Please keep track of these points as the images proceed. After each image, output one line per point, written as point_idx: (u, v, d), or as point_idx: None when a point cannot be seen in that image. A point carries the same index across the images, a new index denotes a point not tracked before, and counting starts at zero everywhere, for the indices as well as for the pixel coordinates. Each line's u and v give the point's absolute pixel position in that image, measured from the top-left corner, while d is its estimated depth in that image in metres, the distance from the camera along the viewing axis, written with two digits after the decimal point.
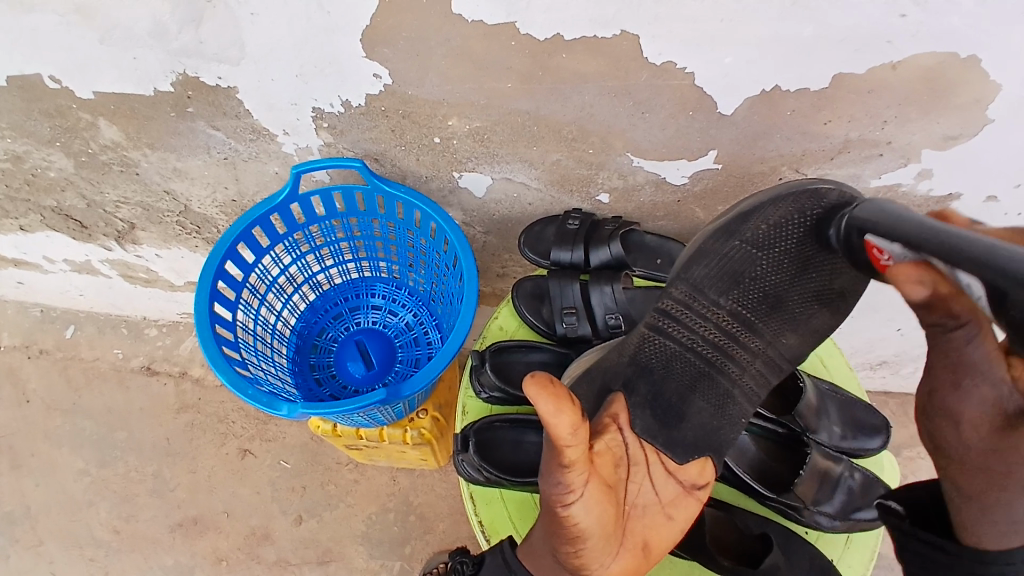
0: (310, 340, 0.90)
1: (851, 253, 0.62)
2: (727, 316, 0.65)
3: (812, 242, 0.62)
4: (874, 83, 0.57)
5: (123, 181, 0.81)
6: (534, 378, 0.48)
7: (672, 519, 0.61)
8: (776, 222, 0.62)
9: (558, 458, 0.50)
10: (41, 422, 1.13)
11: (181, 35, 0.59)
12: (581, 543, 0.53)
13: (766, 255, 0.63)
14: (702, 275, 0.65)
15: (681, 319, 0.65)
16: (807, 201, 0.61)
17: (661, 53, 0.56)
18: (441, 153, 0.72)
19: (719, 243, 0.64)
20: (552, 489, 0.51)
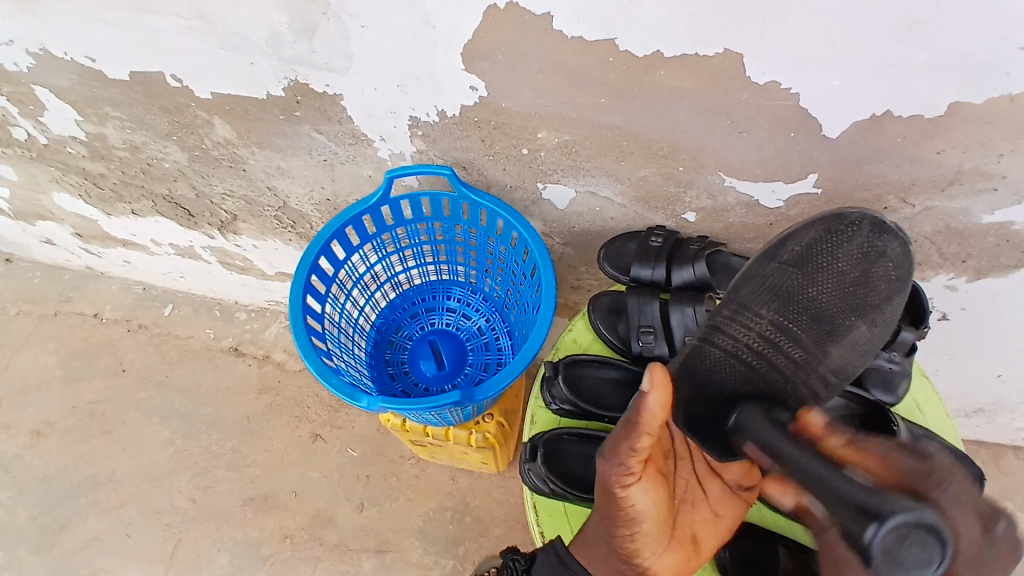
0: (387, 336, 0.93)
1: (886, 262, 0.64)
2: (769, 328, 0.63)
3: (844, 252, 0.64)
4: (992, 114, 0.53)
5: (230, 176, 0.87)
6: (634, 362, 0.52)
7: (718, 517, 0.67)
8: (812, 241, 0.65)
9: (629, 440, 0.55)
10: (137, 392, 1.22)
11: (295, 44, 0.62)
12: (637, 526, 0.58)
13: (803, 269, 0.65)
14: (744, 294, 0.65)
15: (724, 333, 0.63)
16: (839, 223, 0.64)
17: (764, 73, 0.54)
18: (528, 163, 0.72)
19: (760, 265, 0.66)
20: (613, 469, 0.56)
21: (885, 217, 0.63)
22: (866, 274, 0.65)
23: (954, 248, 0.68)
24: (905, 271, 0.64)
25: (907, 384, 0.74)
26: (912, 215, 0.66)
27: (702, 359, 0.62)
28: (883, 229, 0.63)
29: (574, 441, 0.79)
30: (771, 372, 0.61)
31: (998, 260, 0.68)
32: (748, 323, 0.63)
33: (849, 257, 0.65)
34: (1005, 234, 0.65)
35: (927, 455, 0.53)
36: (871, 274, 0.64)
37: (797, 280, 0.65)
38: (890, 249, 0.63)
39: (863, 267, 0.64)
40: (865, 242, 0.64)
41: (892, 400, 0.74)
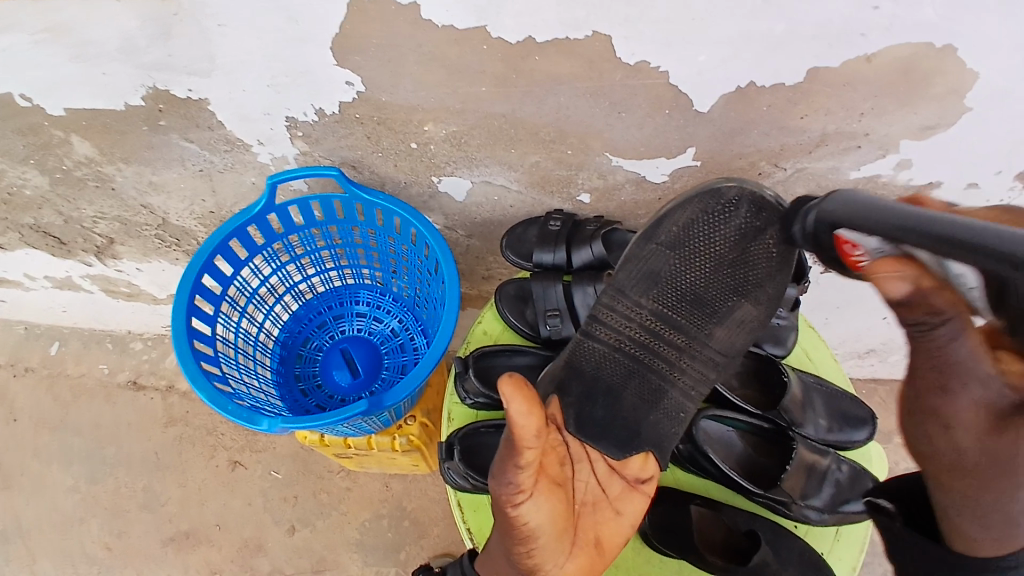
0: (294, 350, 0.89)
1: (764, 239, 0.62)
2: (649, 316, 0.66)
3: (722, 230, 0.63)
4: (849, 76, 0.57)
5: (99, 197, 0.81)
6: (509, 378, 0.52)
7: (620, 514, 0.65)
8: (687, 222, 0.63)
9: (513, 459, 0.54)
10: (29, 441, 1.12)
11: (150, 50, 0.58)
12: (533, 542, 0.57)
13: (678, 256, 0.65)
14: (620, 284, 0.67)
15: (603, 323, 0.66)
16: (713, 199, 0.62)
17: (633, 53, 0.56)
18: (418, 158, 0.71)
19: (639, 248, 0.65)
20: (502, 489, 0.55)
21: (763, 190, 0.60)
22: (744, 252, 0.64)
23: None
24: (783, 249, 0.63)
25: (795, 336, 0.79)
26: (786, 178, 0.70)
27: (585, 354, 0.66)
28: (763, 204, 0.61)
29: (493, 432, 0.78)
30: (653, 359, 0.66)
31: None
32: (625, 312, 0.66)
33: (727, 235, 0.63)
34: (871, 188, 0.70)
35: (955, 346, 0.47)
36: (749, 252, 0.63)
37: (674, 265, 0.65)
38: (767, 228, 0.62)
39: (742, 245, 0.63)
40: (744, 216, 0.62)
41: (783, 352, 0.78)
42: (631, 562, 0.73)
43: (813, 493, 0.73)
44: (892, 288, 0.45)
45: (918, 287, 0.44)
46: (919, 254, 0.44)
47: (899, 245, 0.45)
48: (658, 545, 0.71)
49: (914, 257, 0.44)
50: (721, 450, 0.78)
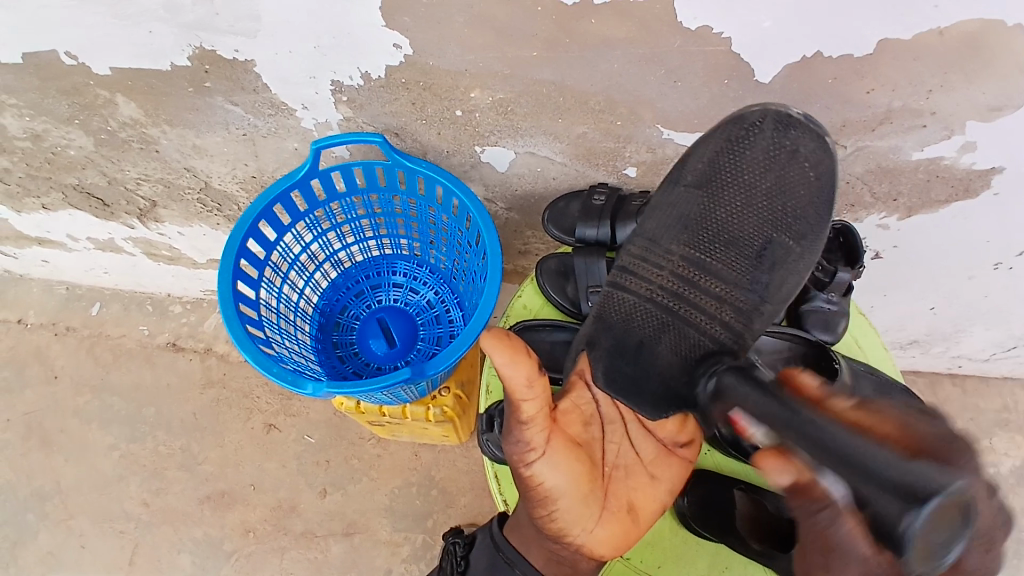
0: (332, 318, 0.89)
1: (801, 160, 0.57)
2: (680, 262, 0.62)
3: (751, 156, 0.58)
4: (922, 49, 0.53)
5: (142, 159, 0.81)
6: (489, 332, 0.53)
7: (654, 478, 0.68)
8: (712, 155, 0.60)
9: (517, 416, 0.57)
10: (72, 399, 1.15)
11: (195, 8, 0.57)
12: (553, 504, 0.60)
13: (706, 191, 0.61)
14: (647, 230, 0.63)
15: (631, 274, 0.62)
16: (740, 125, 0.58)
17: (696, 17, 0.53)
18: (463, 126, 0.70)
19: (665, 193, 0.62)
20: (513, 446, 0.58)
21: (789, 110, 0.57)
22: (779, 178, 0.58)
23: (884, 187, 0.70)
24: (825, 169, 0.57)
25: (846, 323, 0.76)
26: (845, 156, 0.67)
27: (614, 308, 0.63)
28: (789, 123, 0.57)
29: None
30: (689, 311, 0.60)
31: (928, 195, 0.70)
32: (654, 260, 0.62)
33: (757, 160, 0.58)
34: (934, 170, 0.66)
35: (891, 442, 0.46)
36: (786, 178, 0.58)
37: (704, 204, 0.61)
38: (802, 145, 0.57)
39: (775, 171, 0.58)
40: (771, 139, 0.57)
41: (833, 339, 0.76)
42: (667, 541, 0.72)
43: None
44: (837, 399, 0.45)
45: (797, 481, 0.46)
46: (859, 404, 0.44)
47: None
48: (697, 527, 0.71)
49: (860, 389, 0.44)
50: None
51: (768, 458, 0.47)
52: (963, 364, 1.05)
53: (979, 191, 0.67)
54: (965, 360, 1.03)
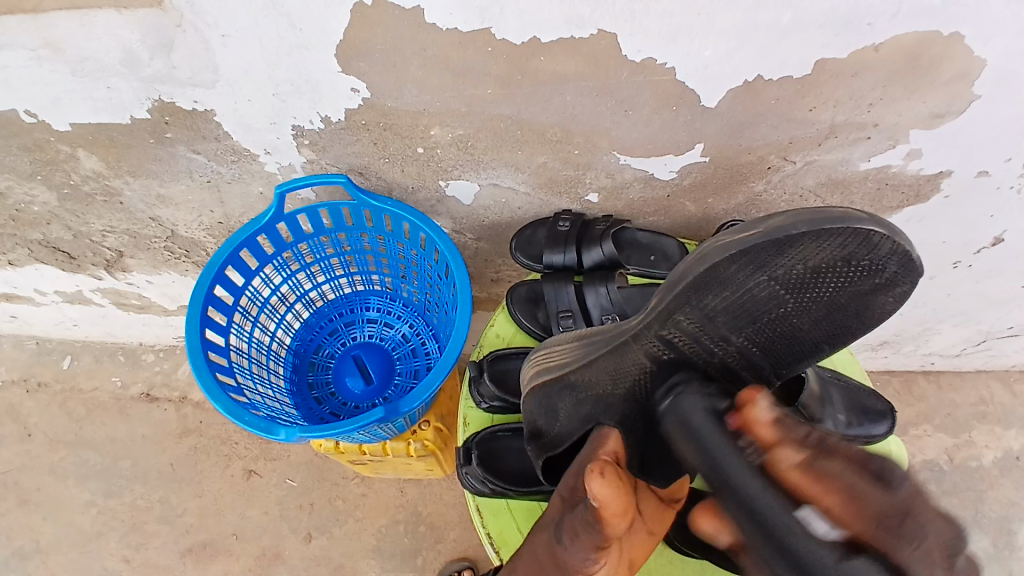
0: (307, 358, 0.89)
1: (888, 293, 0.51)
2: (733, 352, 0.55)
3: (847, 283, 0.50)
4: (857, 65, 0.56)
5: (108, 211, 0.81)
6: (605, 480, 0.51)
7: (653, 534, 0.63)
8: (815, 260, 0.47)
9: (597, 541, 0.53)
10: (46, 457, 1.12)
11: (153, 62, 0.58)
12: None
13: (769, 286, 0.49)
14: (682, 306, 0.50)
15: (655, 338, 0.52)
16: (856, 245, 0.46)
17: (639, 50, 0.55)
18: (426, 162, 0.71)
19: (743, 276, 0.48)
20: (580, 564, 0.55)
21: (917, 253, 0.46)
22: (858, 300, 0.51)
23: (836, 198, 0.73)
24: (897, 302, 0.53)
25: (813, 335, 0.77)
26: (796, 171, 0.69)
27: (619, 359, 0.54)
28: (909, 266, 0.48)
29: (509, 436, 0.79)
30: None
31: (880, 203, 0.73)
32: (687, 336, 0.52)
33: (851, 289, 0.50)
34: (882, 178, 0.69)
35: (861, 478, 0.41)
36: (868, 304, 0.52)
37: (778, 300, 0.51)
38: (898, 286, 0.50)
39: (860, 299, 0.51)
40: (885, 276, 0.49)
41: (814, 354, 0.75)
42: (653, 562, 0.72)
43: None
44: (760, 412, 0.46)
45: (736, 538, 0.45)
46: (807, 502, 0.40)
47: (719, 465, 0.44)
48: (680, 546, 0.71)
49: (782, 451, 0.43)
50: None
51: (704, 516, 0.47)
52: (934, 362, 1.07)
53: (929, 195, 0.70)
54: (935, 358, 1.06)
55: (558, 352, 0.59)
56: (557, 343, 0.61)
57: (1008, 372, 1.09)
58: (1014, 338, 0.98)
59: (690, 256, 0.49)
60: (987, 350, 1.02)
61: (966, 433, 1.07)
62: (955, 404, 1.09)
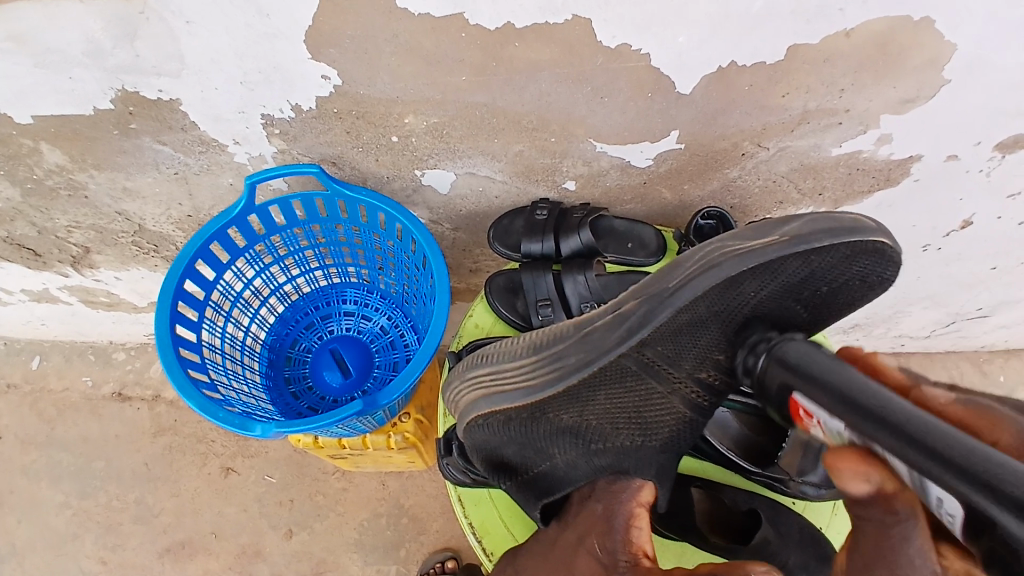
0: (282, 353, 0.88)
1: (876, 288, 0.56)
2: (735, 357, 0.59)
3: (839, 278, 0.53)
4: (829, 51, 0.56)
5: (72, 206, 0.78)
6: None
7: None
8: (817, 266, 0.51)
9: None
10: (16, 459, 1.09)
11: (116, 51, 0.56)
12: None
13: (773, 290, 0.52)
14: (689, 319, 0.51)
15: (654, 353, 0.53)
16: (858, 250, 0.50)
17: (614, 36, 0.55)
18: (401, 152, 0.70)
19: (756, 287, 0.51)
20: None
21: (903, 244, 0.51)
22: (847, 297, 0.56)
23: (809, 183, 0.74)
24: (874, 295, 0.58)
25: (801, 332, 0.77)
26: (769, 157, 0.70)
27: (619, 377, 0.54)
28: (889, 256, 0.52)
29: None
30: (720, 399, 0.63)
31: (851, 188, 0.74)
32: (685, 345, 0.55)
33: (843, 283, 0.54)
34: (853, 164, 0.70)
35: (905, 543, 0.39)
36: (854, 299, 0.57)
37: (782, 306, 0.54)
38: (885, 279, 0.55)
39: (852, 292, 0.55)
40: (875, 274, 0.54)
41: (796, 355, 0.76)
42: None
43: None
44: (855, 486, 0.40)
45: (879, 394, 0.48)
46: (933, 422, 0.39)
47: (867, 438, 0.39)
48: (660, 528, 0.72)
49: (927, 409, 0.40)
50: (718, 432, 0.77)
51: None
52: (904, 344, 1.10)
53: (899, 180, 0.72)
54: (906, 339, 1.08)
55: (520, 373, 0.53)
56: (506, 364, 0.54)
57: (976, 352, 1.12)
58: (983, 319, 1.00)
59: (691, 263, 0.49)
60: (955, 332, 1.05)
61: None
62: None
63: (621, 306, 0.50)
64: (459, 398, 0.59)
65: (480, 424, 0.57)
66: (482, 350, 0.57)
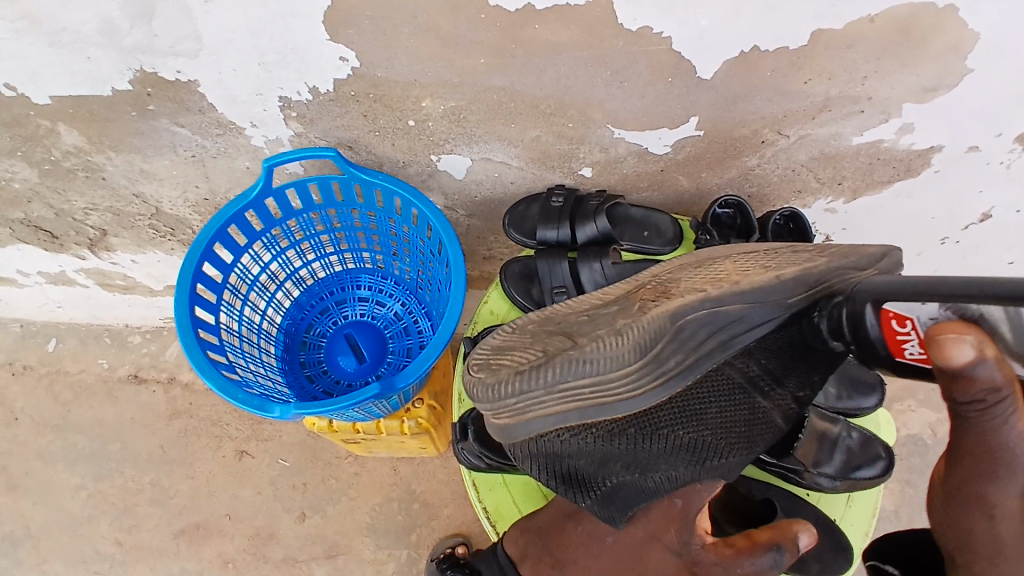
0: (298, 337, 0.88)
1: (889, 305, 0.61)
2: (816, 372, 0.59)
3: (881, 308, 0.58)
4: (853, 37, 0.55)
5: (90, 188, 0.79)
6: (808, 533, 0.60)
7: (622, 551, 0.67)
8: None
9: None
10: (35, 440, 1.11)
11: (134, 31, 0.56)
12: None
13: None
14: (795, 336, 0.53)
15: (759, 367, 0.53)
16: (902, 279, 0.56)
17: (634, 18, 0.54)
18: (417, 136, 0.70)
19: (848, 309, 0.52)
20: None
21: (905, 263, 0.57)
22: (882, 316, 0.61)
23: (829, 173, 0.73)
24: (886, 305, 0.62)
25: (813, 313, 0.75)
26: (789, 145, 0.68)
27: (724, 392, 0.53)
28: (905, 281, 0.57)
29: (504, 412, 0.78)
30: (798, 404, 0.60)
31: (872, 177, 0.72)
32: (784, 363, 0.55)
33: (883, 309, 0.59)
34: (876, 152, 0.69)
35: (1008, 428, 0.38)
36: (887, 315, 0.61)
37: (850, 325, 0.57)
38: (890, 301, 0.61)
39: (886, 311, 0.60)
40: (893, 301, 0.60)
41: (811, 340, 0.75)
42: None
43: (826, 461, 0.72)
44: (957, 352, 0.37)
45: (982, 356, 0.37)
46: (989, 311, 0.39)
47: (963, 307, 0.40)
48: None
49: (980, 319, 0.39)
50: None
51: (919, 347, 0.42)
52: None
53: (919, 170, 0.70)
54: None
55: (627, 381, 0.50)
56: (609, 373, 0.50)
57: None
58: None
59: (816, 285, 0.50)
60: None
61: None
62: None
63: (723, 304, 0.49)
64: (532, 408, 0.52)
65: (559, 435, 0.54)
66: (576, 353, 0.50)
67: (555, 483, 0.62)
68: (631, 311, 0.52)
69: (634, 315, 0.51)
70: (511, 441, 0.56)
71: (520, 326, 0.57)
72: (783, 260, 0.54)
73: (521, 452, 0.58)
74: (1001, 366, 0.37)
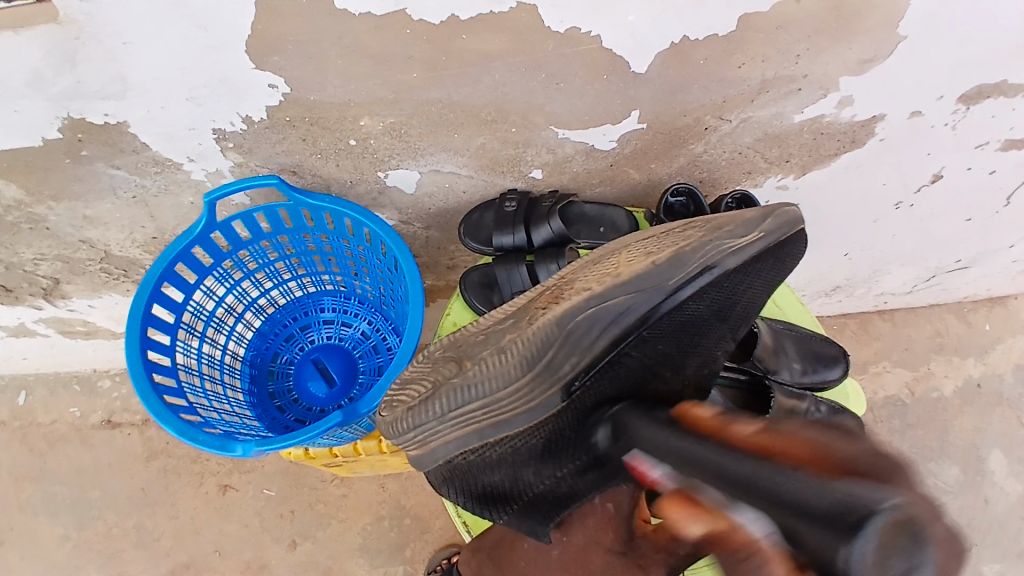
0: (265, 367, 0.87)
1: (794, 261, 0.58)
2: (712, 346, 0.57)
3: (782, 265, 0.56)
4: (780, 18, 0.56)
5: (35, 239, 0.77)
6: None
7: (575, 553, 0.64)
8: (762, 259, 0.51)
9: None
10: (11, 497, 1.08)
11: (59, 79, 0.55)
12: None
13: (744, 279, 0.52)
14: (687, 315, 0.51)
15: (654, 353, 0.51)
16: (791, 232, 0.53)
17: (563, 20, 0.55)
18: (361, 155, 0.69)
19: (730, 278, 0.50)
20: None
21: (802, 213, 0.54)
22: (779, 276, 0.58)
23: (775, 152, 0.73)
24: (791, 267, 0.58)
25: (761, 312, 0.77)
26: (734, 129, 0.69)
27: (621, 385, 0.51)
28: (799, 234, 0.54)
29: None
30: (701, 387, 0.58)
31: (818, 152, 0.73)
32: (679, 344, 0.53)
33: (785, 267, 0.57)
34: (818, 128, 0.70)
35: (872, 453, 0.39)
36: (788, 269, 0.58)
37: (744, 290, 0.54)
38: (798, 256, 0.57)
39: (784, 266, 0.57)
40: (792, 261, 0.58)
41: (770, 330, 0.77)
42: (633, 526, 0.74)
43: None
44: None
45: (764, 427, 0.38)
46: (710, 493, 0.36)
47: (690, 484, 0.38)
48: None
49: (704, 497, 0.37)
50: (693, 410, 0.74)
51: (672, 506, 0.39)
52: (887, 301, 1.10)
53: (864, 140, 0.71)
54: (888, 297, 1.08)
55: (519, 396, 0.50)
56: (500, 390, 0.50)
57: (960, 302, 1.13)
58: (962, 271, 1.01)
59: (694, 261, 0.48)
60: (937, 286, 1.05)
61: (924, 366, 1.11)
62: (910, 338, 1.13)
63: (606, 301, 0.47)
64: (433, 437, 0.53)
65: (467, 458, 0.54)
66: (464, 378, 0.51)
67: (478, 504, 0.61)
68: (521, 324, 0.52)
69: (521, 329, 0.51)
70: (424, 469, 0.56)
71: (432, 354, 0.58)
72: (666, 243, 0.51)
73: (437, 475, 0.58)
74: (786, 430, 0.37)
